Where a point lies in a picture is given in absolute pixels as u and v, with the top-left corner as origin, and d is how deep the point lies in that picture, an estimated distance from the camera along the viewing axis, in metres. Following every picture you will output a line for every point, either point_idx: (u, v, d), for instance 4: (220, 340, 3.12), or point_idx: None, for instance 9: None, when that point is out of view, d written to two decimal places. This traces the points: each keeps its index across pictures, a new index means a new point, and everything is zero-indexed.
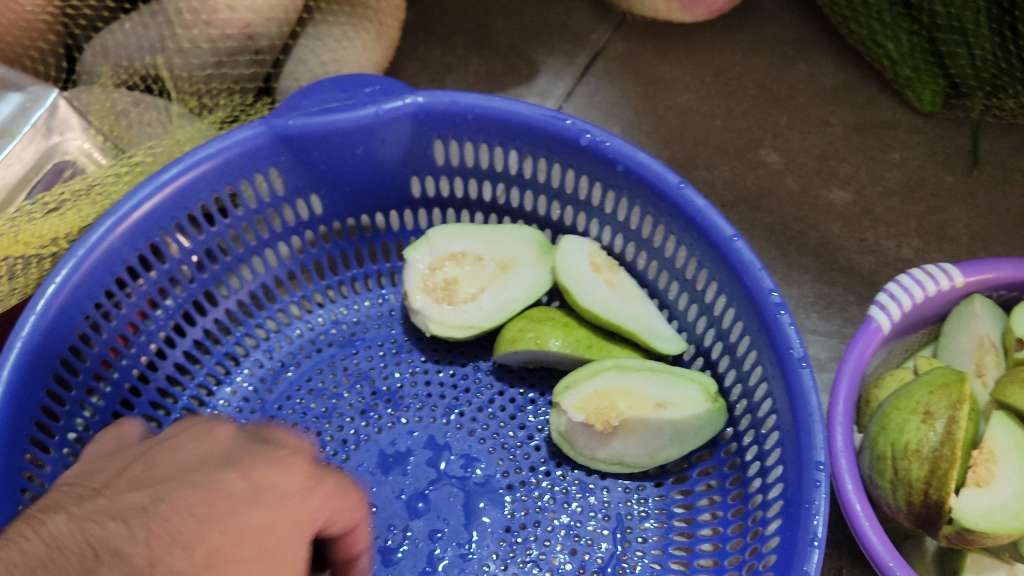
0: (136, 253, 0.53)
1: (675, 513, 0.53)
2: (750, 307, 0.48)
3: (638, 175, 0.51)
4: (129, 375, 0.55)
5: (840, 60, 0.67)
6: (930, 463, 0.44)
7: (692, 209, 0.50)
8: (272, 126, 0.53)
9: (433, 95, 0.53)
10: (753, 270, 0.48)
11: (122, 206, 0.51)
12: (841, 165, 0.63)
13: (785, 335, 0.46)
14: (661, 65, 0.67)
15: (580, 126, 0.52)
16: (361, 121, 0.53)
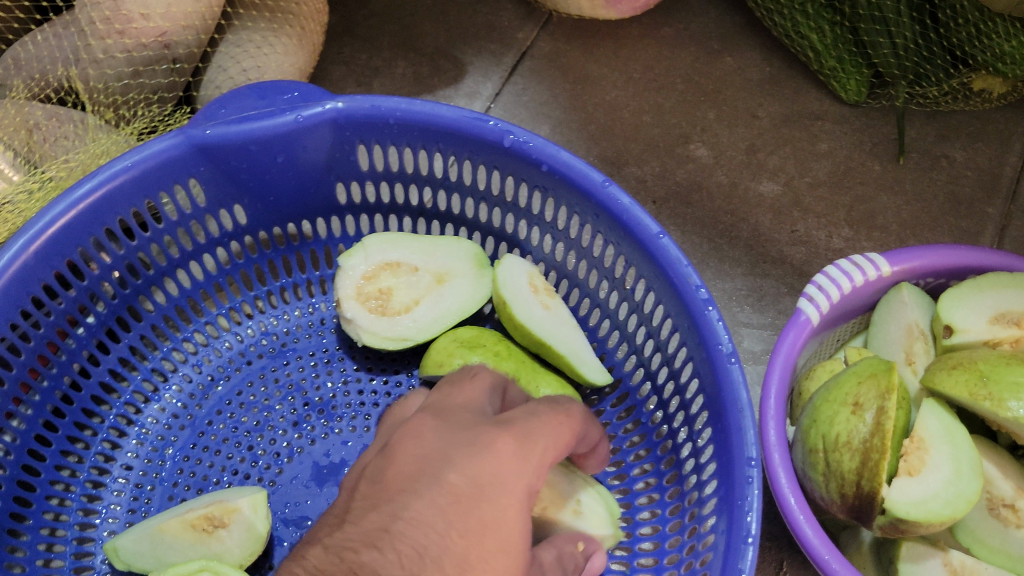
0: (52, 271, 0.51)
1: (614, 512, 0.52)
2: (678, 304, 0.48)
3: (563, 174, 0.50)
4: (51, 397, 0.53)
5: (765, 53, 0.67)
6: (862, 454, 0.44)
7: (618, 208, 0.49)
8: (189, 136, 0.52)
9: (353, 100, 0.52)
10: (679, 266, 0.48)
11: (35, 224, 0.49)
12: (769, 157, 0.63)
13: (714, 331, 0.46)
14: (589, 62, 0.67)
15: (503, 127, 0.51)
16: (280, 128, 0.52)
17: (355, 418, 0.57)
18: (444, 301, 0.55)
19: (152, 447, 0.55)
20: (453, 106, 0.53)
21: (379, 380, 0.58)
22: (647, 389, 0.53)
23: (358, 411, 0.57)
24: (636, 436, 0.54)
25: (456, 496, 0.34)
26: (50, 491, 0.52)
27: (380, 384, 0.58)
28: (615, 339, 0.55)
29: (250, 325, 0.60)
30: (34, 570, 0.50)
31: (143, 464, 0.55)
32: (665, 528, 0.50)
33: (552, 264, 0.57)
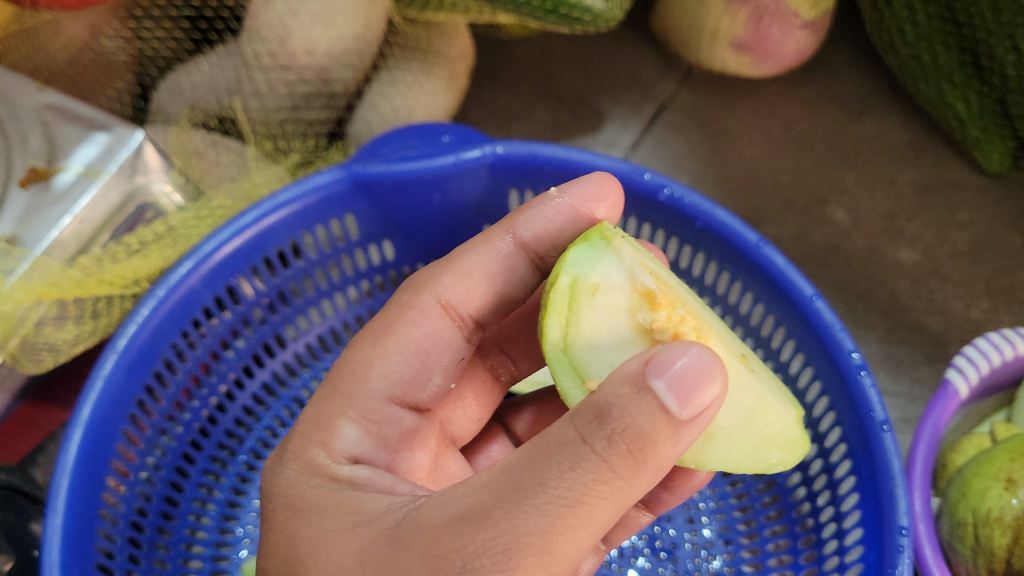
0: (212, 295, 0.53)
1: (743, 569, 0.53)
2: (831, 368, 0.48)
3: (717, 232, 0.51)
4: (198, 417, 0.55)
5: (907, 119, 0.67)
6: (1013, 531, 0.44)
7: (772, 268, 0.50)
8: (351, 172, 0.53)
9: (512, 146, 0.53)
10: (833, 330, 0.48)
11: (203, 249, 0.51)
12: (908, 224, 0.63)
13: (866, 398, 0.46)
14: (726, 116, 0.68)
15: (658, 180, 0.52)
16: (439, 169, 0.53)
17: None
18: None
19: None
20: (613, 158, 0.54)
21: None
22: None
23: None
24: (767, 493, 0.54)
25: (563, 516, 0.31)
26: (191, 507, 0.54)
27: None
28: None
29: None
30: None
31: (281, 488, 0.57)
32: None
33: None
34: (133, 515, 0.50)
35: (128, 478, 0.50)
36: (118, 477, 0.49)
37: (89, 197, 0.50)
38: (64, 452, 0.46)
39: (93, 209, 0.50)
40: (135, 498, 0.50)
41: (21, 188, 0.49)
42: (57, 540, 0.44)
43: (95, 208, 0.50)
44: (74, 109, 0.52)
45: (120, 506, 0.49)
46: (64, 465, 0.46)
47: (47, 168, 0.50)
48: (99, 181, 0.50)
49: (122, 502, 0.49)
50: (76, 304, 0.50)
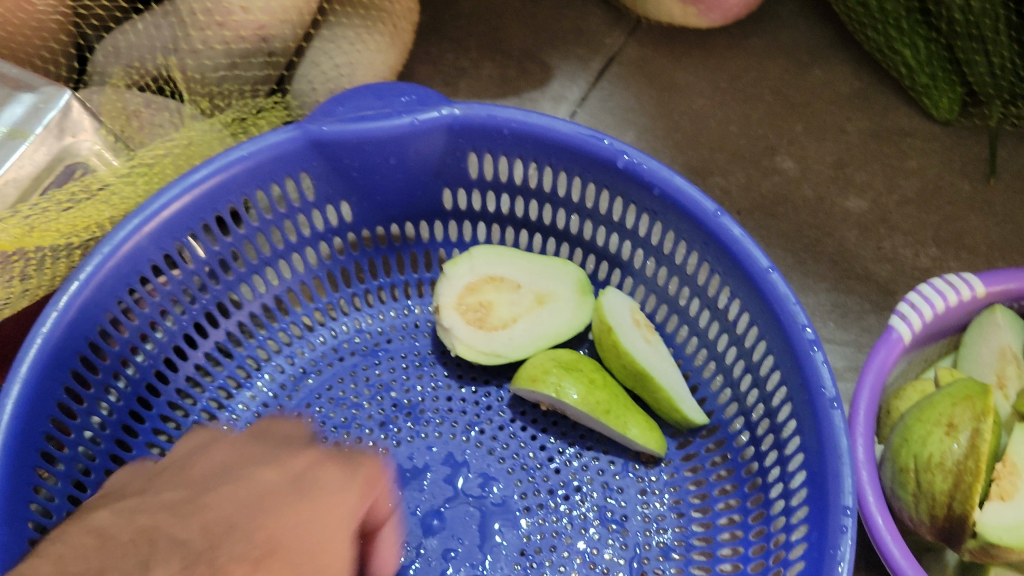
0: (161, 253, 0.52)
1: (694, 544, 0.52)
2: (784, 344, 0.47)
3: (673, 200, 0.50)
4: (149, 374, 0.54)
5: (855, 68, 0.66)
6: (954, 476, 0.44)
7: (728, 238, 0.49)
8: (306, 131, 0.52)
9: (470, 107, 0.52)
10: (787, 304, 0.47)
11: (151, 206, 0.50)
12: (857, 172, 0.63)
13: (819, 373, 0.45)
14: (676, 69, 0.67)
15: (618, 147, 0.51)
16: (395, 131, 0.52)
17: (443, 424, 0.56)
18: (541, 323, 0.55)
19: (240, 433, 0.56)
20: (570, 122, 0.52)
21: (469, 390, 0.58)
22: (734, 410, 0.53)
23: (446, 417, 0.57)
24: (719, 457, 0.53)
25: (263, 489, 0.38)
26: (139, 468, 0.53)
27: (469, 393, 0.58)
28: (716, 378, 0.54)
29: (346, 321, 0.61)
30: None
31: None
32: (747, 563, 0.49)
33: (653, 287, 0.56)
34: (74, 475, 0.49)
35: (70, 436, 0.49)
36: (59, 437, 0.48)
37: (16, 157, 0.49)
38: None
39: (19, 170, 0.49)
40: (77, 458, 0.50)
41: None
42: None
43: (22, 169, 0.49)
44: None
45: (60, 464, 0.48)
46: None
47: None
48: (27, 141, 0.49)
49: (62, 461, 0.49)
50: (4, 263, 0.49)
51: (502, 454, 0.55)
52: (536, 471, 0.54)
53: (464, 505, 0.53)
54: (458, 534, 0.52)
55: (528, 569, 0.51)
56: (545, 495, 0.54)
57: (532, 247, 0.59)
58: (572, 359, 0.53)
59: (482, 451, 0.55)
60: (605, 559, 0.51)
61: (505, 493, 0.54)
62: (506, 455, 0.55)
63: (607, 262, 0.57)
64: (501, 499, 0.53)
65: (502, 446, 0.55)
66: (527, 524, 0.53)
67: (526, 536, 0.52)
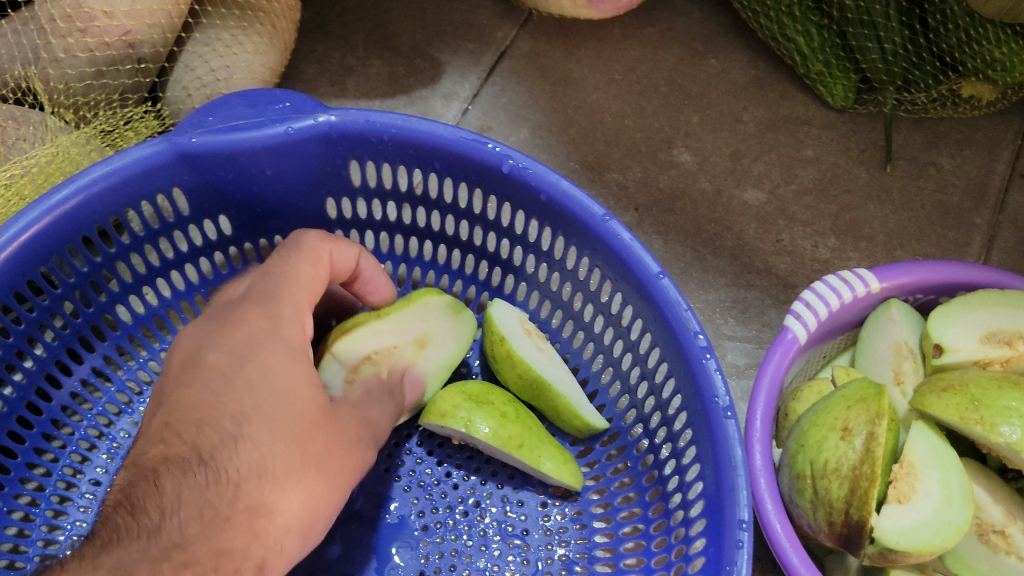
0: (25, 279, 0.49)
1: (597, 556, 0.50)
2: (676, 351, 0.46)
3: (561, 205, 0.48)
4: (18, 408, 0.51)
5: (750, 55, 0.65)
6: (850, 481, 0.43)
7: (618, 243, 0.47)
8: (174, 143, 0.49)
9: (346, 113, 0.49)
10: (679, 310, 0.46)
11: (8, 230, 0.47)
12: (754, 164, 0.62)
13: (712, 384, 0.44)
14: (569, 61, 0.65)
15: (503, 151, 0.49)
16: (269, 140, 0.50)
17: None
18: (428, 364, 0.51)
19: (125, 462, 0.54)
20: (452, 126, 0.50)
21: None
22: (633, 417, 0.52)
23: None
24: (620, 465, 0.52)
25: (246, 383, 0.39)
26: (14, 505, 0.50)
27: None
28: (615, 384, 0.53)
29: None
30: None
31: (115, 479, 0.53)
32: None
33: (544, 290, 0.55)
34: None
35: None
36: None
37: None
38: None
39: None
40: None
41: None
42: None
43: None
44: None
45: None
46: None
47: None
48: None
49: None
50: None
51: (398, 472, 0.53)
52: (433, 487, 0.53)
53: (360, 527, 0.51)
54: (353, 558, 0.50)
55: None
56: (444, 512, 0.52)
57: (422, 253, 0.57)
58: (483, 390, 0.52)
59: (377, 468, 0.53)
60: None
61: (402, 513, 0.52)
62: (402, 473, 0.53)
63: (498, 266, 0.56)
64: (398, 519, 0.52)
65: (398, 463, 0.53)
66: (424, 543, 0.51)
67: (424, 557, 0.50)
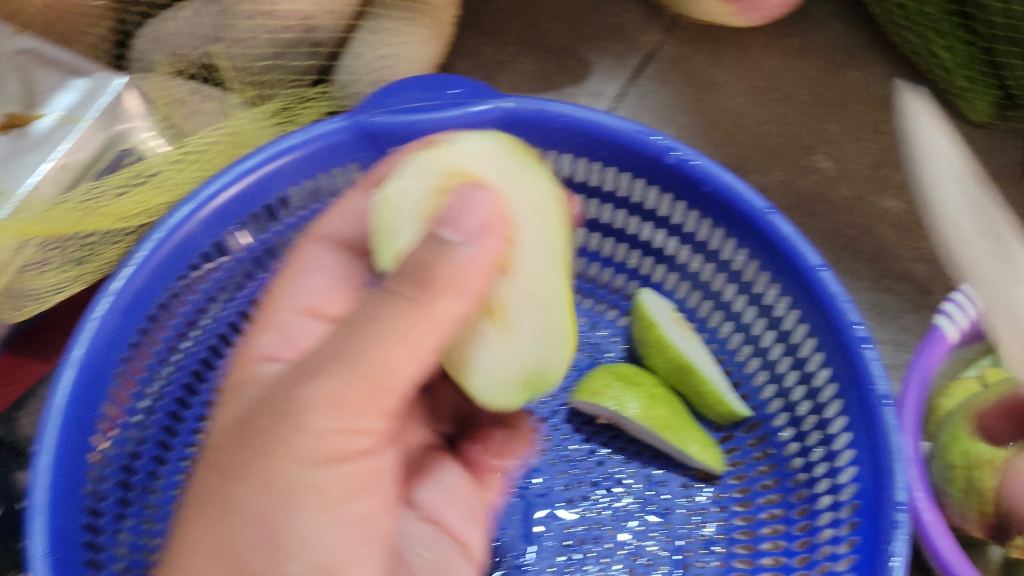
0: (211, 241, 0.52)
1: (736, 538, 0.52)
2: (834, 340, 0.48)
3: (723, 196, 0.50)
4: (195, 360, 0.55)
5: (892, 70, 0.67)
6: (1003, 474, 0.44)
7: (777, 236, 0.49)
8: (356, 120, 0.53)
9: (522, 100, 0.53)
10: (838, 300, 0.47)
11: (203, 192, 0.50)
12: (894, 173, 0.63)
13: (869, 371, 0.45)
14: (713, 67, 0.67)
15: (668, 142, 0.51)
16: (445, 122, 0.53)
17: None
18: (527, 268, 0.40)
19: None
20: (624, 118, 0.52)
21: None
22: (778, 408, 0.53)
23: None
24: (759, 453, 0.54)
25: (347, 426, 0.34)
26: (186, 454, 0.55)
27: None
28: (760, 374, 0.55)
29: None
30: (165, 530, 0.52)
31: None
32: (791, 562, 0.49)
33: (694, 280, 0.57)
34: (124, 458, 0.51)
35: (121, 420, 0.50)
36: (110, 419, 0.49)
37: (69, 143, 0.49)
38: (56, 392, 0.46)
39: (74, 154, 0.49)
40: (128, 441, 0.51)
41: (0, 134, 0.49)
42: (45, 480, 0.45)
43: (77, 153, 0.50)
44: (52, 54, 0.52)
45: (112, 449, 0.50)
46: (55, 408, 0.46)
47: (26, 114, 0.50)
48: (78, 126, 0.50)
49: (115, 445, 0.50)
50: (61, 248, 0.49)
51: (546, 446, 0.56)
52: (580, 462, 0.55)
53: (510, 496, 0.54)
54: (502, 524, 0.54)
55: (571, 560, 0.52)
56: (588, 487, 0.54)
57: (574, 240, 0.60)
58: (631, 373, 0.54)
59: None
60: (649, 551, 0.52)
61: (548, 484, 0.55)
62: (548, 447, 0.56)
63: (651, 256, 0.58)
64: (544, 490, 0.54)
65: (546, 437, 0.56)
66: (570, 515, 0.53)
67: (568, 528, 0.53)
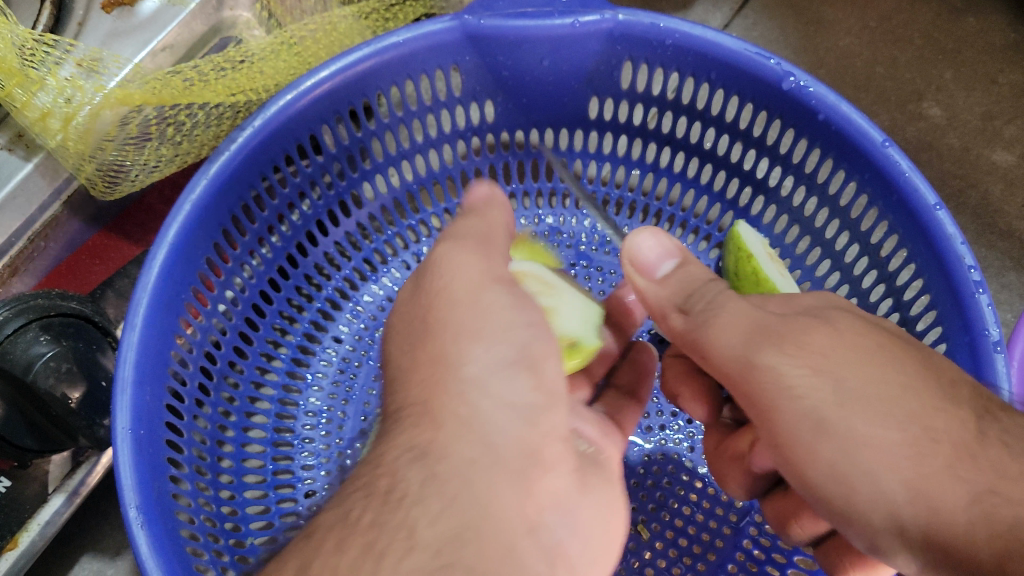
0: (306, 132, 0.51)
1: None
2: (946, 284, 0.46)
3: (839, 127, 0.49)
4: (281, 256, 0.54)
5: (1012, 19, 0.64)
6: None
7: (895, 171, 0.48)
8: (463, 22, 0.51)
9: (635, 13, 0.50)
10: (955, 243, 0.46)
11: (303, 82, 0.49)
12: (1006, 126, 0.61)
13: (983, 317, 0.44)
14: (824, 3, 0.65)
15: (785, 67, 0.49)
16: (555, 32, 0.51)
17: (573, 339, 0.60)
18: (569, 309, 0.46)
19: (364, 325, 0.58)
20: (736, 38, 0.51)
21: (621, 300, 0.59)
22: None
23: None
24: None
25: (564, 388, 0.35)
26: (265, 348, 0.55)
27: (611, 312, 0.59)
28: None
29: None
30: (239, 419, 0.52)
31: (354, 341, 0.58)
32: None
33: (794, 214, 0.56)
34: (207, 346, 0.50)
35: (207, 306, 0.50)
36: (198, 304, 0.49)
37: (176, 24, 0.49)
38: (146, 269, 0.45)
39: (179, 37, 0.49)
40: (212, 329, 0.51)
41: (104, 12, 0.49)
42: (131, 359, 0.44)
43: (182, 36, 0.50)
44: None
45: (196, 334, 0.49)
46: (144, 286, 0.45)
47: None
48: (187, 9, 0.49)
49: (199, 330, 0.49)
50: (159, 126, 0.49)
51: None
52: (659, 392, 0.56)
53: None
54: None
55: (646, 488, 0.53)
56: (668, 417, 0.56)
57: (670, 164, 0.58)
58: None
59: None
60: None
61: None
62: None
63: (750, 187, 0.57)
64: None
65: None
66: (647, 443, 0.55)
67: (646, 455, 0.54)
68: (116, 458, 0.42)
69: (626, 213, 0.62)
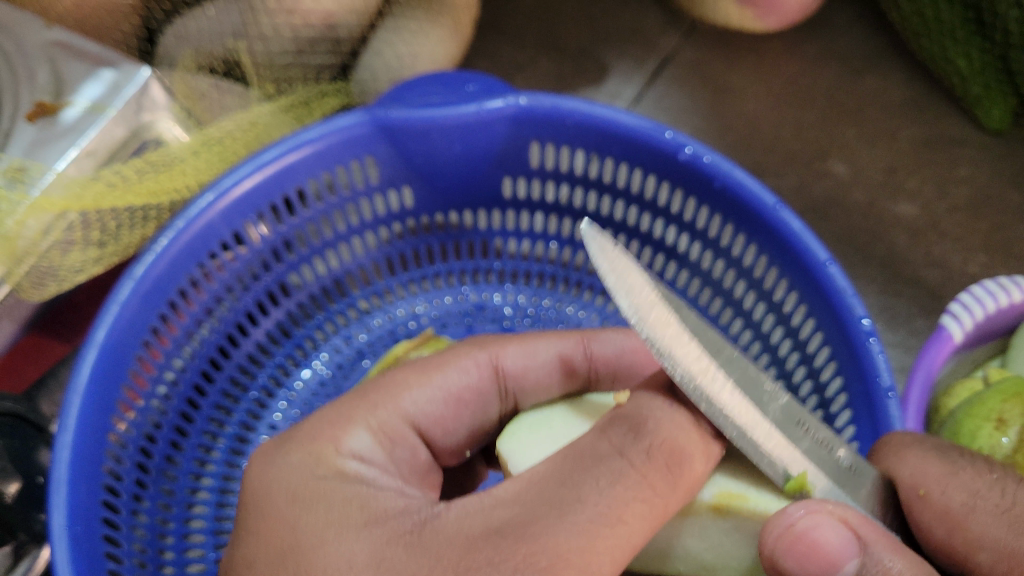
0: (231, 229, 0.53)
1: None
2: (838, 329, 0.48)
3: (735, 193, 0.51)
4: (212, 348, 0.57)
5: (910, 75, 0.67)
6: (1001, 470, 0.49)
7: (787, 231, 0.50)
8: (375, 115, 0.54)
9: (535, 97, 0.53)
10: (844, 296, 0.48)
11: (224, 182, 0.51)
12: (908, 179, 0.63)
13: (875, 365, 0.46)
14: (730, 72, 0.69)
15: (680, 139, 0.52)
16: (462, 118, 0.53)
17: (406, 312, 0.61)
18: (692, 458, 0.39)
19: (299, 411, 0.60)
20: (632, 114, 0.54)
21: None
22: None
23: None
24: None
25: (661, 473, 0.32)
26: (200, 440, 0.56)
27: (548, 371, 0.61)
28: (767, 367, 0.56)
29: (401, 306, 0.64)
30: (178, 511, 0.53)
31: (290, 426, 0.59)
32: None
33: (704, 277, 0.58)
34: (143, 441, 0.52)
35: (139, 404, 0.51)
36: (130, 401, 0.50)
37: (97, 130, 0.51)
38: (78, 371, 0.47)
39: (98, 144, 0.51)
40: (144, 424, 0.52)
41: (28, 122, 0.51)
42: (66, 456, 0.45)
43: (102, 141, 0.51)
44: (81, 46, 0.54)
45: (130, 430, 0.50)
46: (76, 386, 0.47)
47: (54, 103, 0.51)
48: (106, 115, 0.51)
49: (133, 426, 0.51)
50: (84, 231, 0.52)
51: None
52: None
53: None
54: None
55: None
56: None
57: (586, 237, 0.61)
58: None
59: None
60: None
61: None
62: None
63: (662, 253, 0.59)
64: None
65: None
66: None
67: None
68: (53, 552, 0.42)
69: (548, 283, 0.64)
